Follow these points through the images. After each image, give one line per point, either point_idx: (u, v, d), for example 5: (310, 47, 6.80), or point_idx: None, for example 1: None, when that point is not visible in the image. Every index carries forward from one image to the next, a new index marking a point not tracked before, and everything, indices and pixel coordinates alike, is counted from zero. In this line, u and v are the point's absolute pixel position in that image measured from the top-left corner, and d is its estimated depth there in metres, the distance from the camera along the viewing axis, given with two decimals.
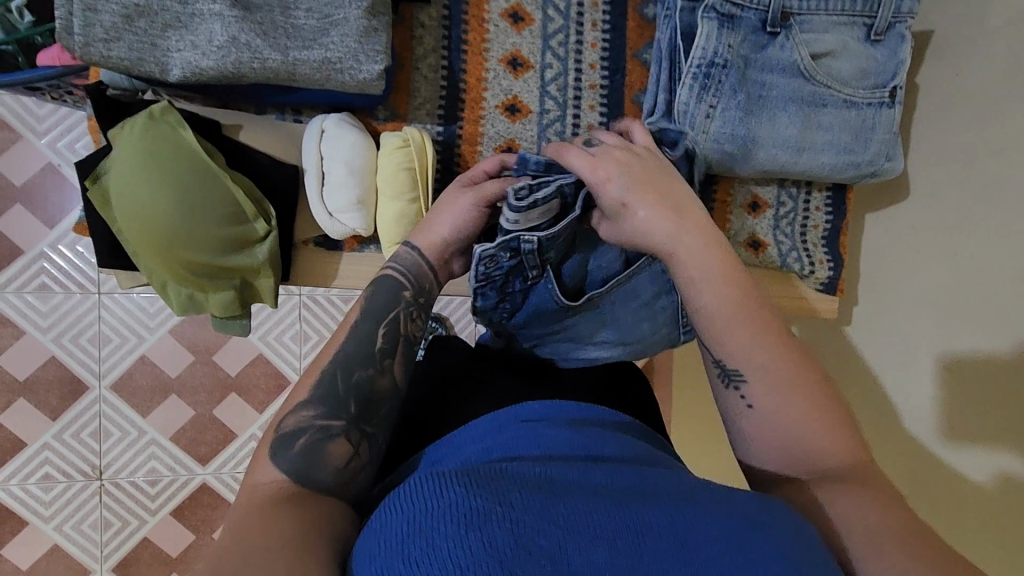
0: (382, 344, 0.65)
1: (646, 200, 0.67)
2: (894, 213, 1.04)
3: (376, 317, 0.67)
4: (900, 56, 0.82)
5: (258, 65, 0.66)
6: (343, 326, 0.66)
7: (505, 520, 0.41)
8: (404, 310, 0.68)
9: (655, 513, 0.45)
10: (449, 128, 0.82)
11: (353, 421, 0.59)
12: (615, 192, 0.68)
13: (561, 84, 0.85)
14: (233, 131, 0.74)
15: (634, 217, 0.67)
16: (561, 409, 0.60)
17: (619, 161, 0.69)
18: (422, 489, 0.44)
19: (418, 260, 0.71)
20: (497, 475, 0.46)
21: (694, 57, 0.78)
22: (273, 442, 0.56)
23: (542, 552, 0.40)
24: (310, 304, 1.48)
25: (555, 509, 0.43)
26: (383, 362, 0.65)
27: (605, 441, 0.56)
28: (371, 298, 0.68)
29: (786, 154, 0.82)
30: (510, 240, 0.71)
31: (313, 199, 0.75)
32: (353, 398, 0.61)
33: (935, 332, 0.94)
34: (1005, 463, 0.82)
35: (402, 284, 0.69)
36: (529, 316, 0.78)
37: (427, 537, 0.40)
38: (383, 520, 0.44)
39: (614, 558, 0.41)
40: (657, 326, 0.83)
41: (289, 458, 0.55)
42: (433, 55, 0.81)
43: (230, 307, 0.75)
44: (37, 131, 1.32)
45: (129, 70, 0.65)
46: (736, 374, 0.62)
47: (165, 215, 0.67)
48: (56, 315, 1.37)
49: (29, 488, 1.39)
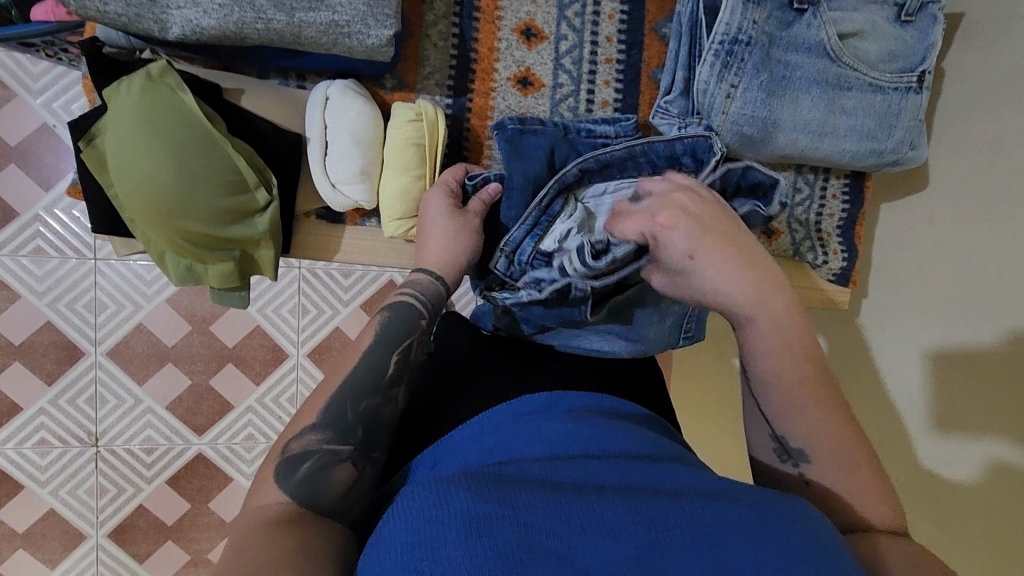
0: (393, 372, 0.63)
1: (714, 252, 0.61)
2: (910, 203, 1.02)
3: (388, 344, 0.63)
4: (931, 39, 0.79)
5: (261, 26, 0.62)
6: (356, 349, 0.63)
7: (514, 524, 0.41)
8: (417, 339, 0.66)
9: (668, 507, 0.45)
10: (458, 100, 0.79)
11: (358, 450, 0.58)
12: (680, 245, 0.62)
13: (575, 58, 0.81)
14: (234, 96, 0.70)
15: (702, 271, 0.62)
16: (562, 400, 0.61)
17: (679, 208, 0.64)
18: (428, 497, 0.44)
19: (439, 290, 0.69)
20: (499, 479, 0.46)
21: (718, 33, 0.75)
22: (278, 464, 0.55)
23: (551, 552, 0.40)
24: (310, 277, 1.46)
25: (564, 509, 0.43)
26: (391, 392, 0.62)
27: (612, 434, 0.55)
28: (386, 324, 0.64)
29: (807, 139, 0.79)
30: (563, 286, 0.70)
31: (315, 169, 0.73)
32: (361, 426, 0.59)
33: (945, 327, 0.93)
34: (1006, 457, 0.83)
35: (418, 313, 0.66)
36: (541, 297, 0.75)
37: (434, 547, 0.39)
38: (388, 528, 0.43)
39: (626, 552, 0.41)
40: (666, 325, 0.80)
41: (293, 483, 0.53)
42: (443, 22, 0.77)
43: (229, 278, 0.73)
44: (31, 89, 1.28)
45: (126, 27, 0.61)
46: (799, 454, 0.60)
47: (164, 183, 0.64)
48: (52, 279, 1.35)
49: (25, 452, 1.39)
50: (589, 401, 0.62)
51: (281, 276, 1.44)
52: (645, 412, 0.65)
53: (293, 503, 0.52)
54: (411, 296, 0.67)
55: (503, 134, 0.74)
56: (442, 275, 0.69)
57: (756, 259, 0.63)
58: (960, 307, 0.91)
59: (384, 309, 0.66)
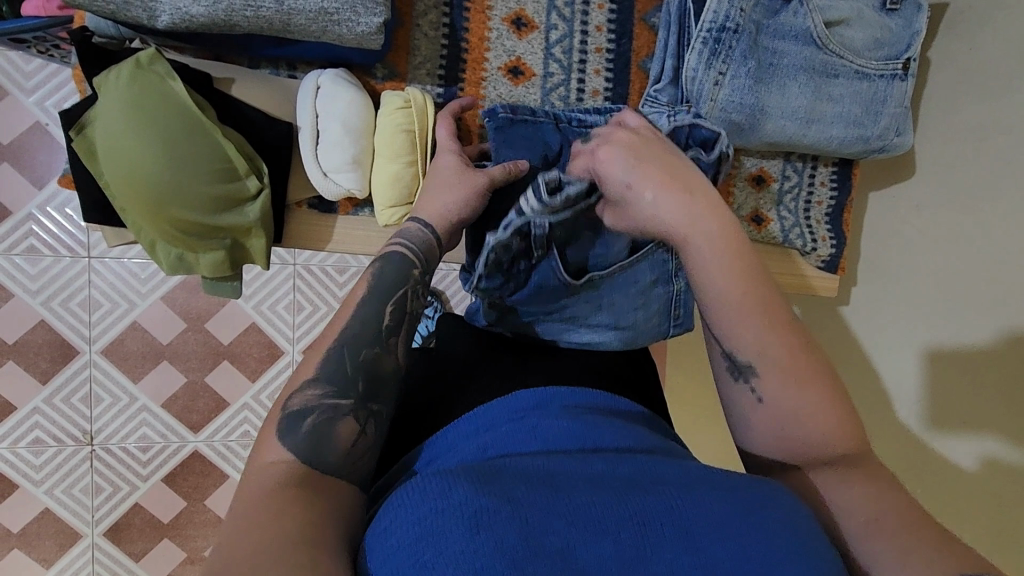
0: (388, 322, 0.62)
1: (650, 179, 0.63)
2: (897, 191, 1.03)
3: (383, 294, 0.63)
4: (916, 27, 0.80)
5: (251, 13, 0.63)
6: (349, 302, 0.62)
7: (513, 519, 0.42)
8: (411, 290, 0.65)
9: (653, 502, 0.45)
10: (449, 90, 0.79)
11: (360, 401, 0.57)
12: (618, 175, 0.64)
13: (565, 47, 0.82)
14: (225, 85, 0.71)
15: (641, 198, 0.63)
16: (554, 396, 0.62)
17: (616, 143, 0.66)
18: (429, 488, 0.44)
19: (429, 238, 0.67)
20: (496, 472, 0.47)
21: (705, 21, 0.75)
22: (281, 419, 0.54)
23: (551, 550, 0.41)
24: (304, 273, 1.46)
25: (560, 506, 0.44)
26: (390, 341, 0.62)
27: (605, 431, 0.56)
28: (379, 274, 0.64)
29: (795, 126, 0.79)
30: (523, 224, 0.72)
31: (306, 157, 0.73)
32: (362, 379, 0.58)
33: (935, 315, 0.94)
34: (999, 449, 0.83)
35: (410, 262, 0.65)
36: (529, 293, 0.77)
37: (438, 540, 0.40)
38: (391, 519, 0.44)
39: (618, 552, 0.42)
40: (652, 313, 0.83)
41: (295, 439, 0.53)
42: (433, 12, 0.78)
43: (220, 267, 0.73)
44: (24, 87, 1.28)
45: (115, 15, 0.62)
46: (747, 367, 0.59)
47: (153, 170, 0.65)
48: (45, 278, 1.35)
49: (19, 451, 1.38)
50: (586, 398, 0.64)
51: (276, 272, 1.44)
52: (642, 410, 0.67)
53: (298, 462, 0.52)
54: (403, 247, 0.66)
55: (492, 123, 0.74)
56: (432, 224, 0.67)
57: (694, 186, 0.63)
58: (950, 296, 0.92)
59: (377, 261, 0.65)
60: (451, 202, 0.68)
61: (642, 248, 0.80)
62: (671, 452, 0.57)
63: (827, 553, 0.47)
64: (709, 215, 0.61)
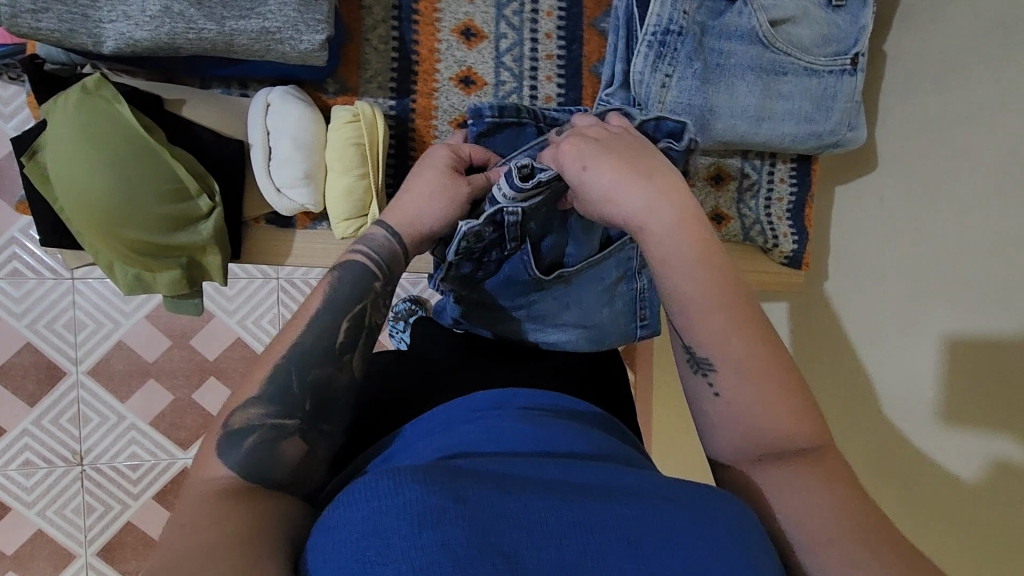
0: (343, 338, 0.61)
1: (607, 164, 0.61)
2: (862, 184, 1.04)
3: (340, 309, 0.62)
4: (863, 22, 0.81)
5: (193, 36, 0.63)
6: (303, 314, 0.61)
7: (460, 519, 0.42)
8: (370, 303, 0.64)
9: (603, 510, 0.45)
10: (402, 102, 0.80)
11: (308, 421, 0.57)
12: (574, 160, 0.63)
13: (516, 55, 0.83)
14: (176, 107, 0.72)
15: (596, 180, 0.61)
16: (512, 398, 0.62)
17: (577, 134, 0.66)
18: (379, 486, 0.44)
19: (393, 246, 0.66)
20: (452, 472, 0.46)
21: (650, 24, 0.76)
22: (219, 439, 0.53)
23: (496, 551, 0.41)
24: (288, 287, 1.47)
25: (509, 506, 0.44)
26: (344, 357, 0.61)
27: (558, 433, 0.56)
28: (336, 288, 0.63)
29: (745, 124, 0.80)
30: (495, 213, 0.69)
31: (259, 174, 0.74)
32: (309, 398, 0.58)
33: (904, 306, 0.94)
34: (968, 438, 0.83)
35: (372, 273, 0.65)
36: (499, 284, 0.77)
37: (383, 540, 0.41)
38: (340, 516, 0.43)
39: (563, 557, 0.42)
40: (617, 312, 0.82)
41: (238, 456, 0.53)
42: (382, 26, 0.78)
43: (177, 285, 0.74)
44: (2, 114, 1.28)
45: (61, 42, 0.63)
46: (706, 362, 0.58)
47: (103, 194, 0.65)
48: (30, 301, 1.36)
49: (11, 473, 1.39)
50: (538, 398, 0.64)
51: (259, 286, 1.46)
52: (600, 413, 0.67)
53: (243, 480, 0.52)
54: (365, 256, 0.65)
55: (477, 125, 0.75)
56: (398, 232, 0.67)
57: (652, 171, 0.61)
58: (916, 286, 0.92)
59: (335, 270, 0.64)
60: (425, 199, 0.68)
61: (614, 244, 0.80)
62: (618, 457, 0.57)
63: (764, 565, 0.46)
64: (667, 201, 0.59)
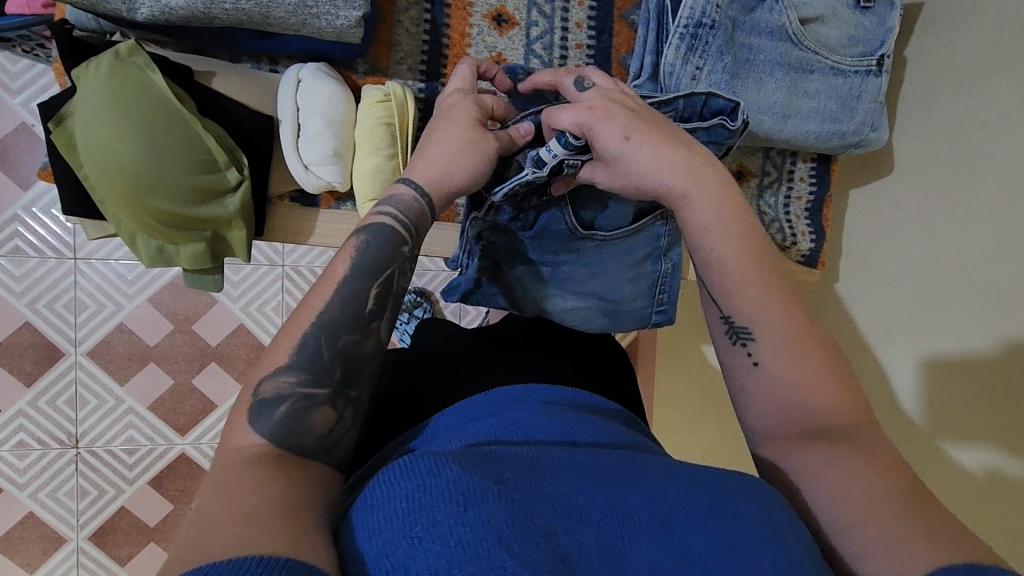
0: (371, 306, 0.57)
1: (651, 136, 0.60)
2: (876, 187, 1.05)
3: (366, 274, 0.57)
4: (889, 23, 0.82)
5: (230, 6, 0.63)
6: (325, 283, 0.56)
7: (502, 498, 0.42)
8: (398, 269, 0.59)
9: (636, 496, 0.45)
10: (430, 85, 0.80)
11: (337, 388, 0.54)
12: (616, 129, 0.59)
13: (547, 43, 0.83)
14: (206, 78, 0.71)
15: (639, 153, 0.59)
16: (536, 391, 0.62)
17: (610, 100, 0.62)
18: (417, 467, 0.44)
19: (421, 205, 0.61)
20: (488, 456, 0.46)
21: (682, 17, 0.76)
22: (252, 406, 0.50)
23: (537, 530, 0.41)
24: (293, 275, 1.47)
25: (546, 491, 0.44)
26: (370, 326, 0.56)
27: (582, 424, 0.56)
28: (365, 250, 0.58)
29: (771, 120, 0.81)
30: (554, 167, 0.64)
31: (288, 152, 0.74)
32: (339, 366, 0.54)
33: (916, 310, 0.95)
34: (979, 442, 0.84)
35: (399, 238, 0.60)
36: (535, 235, 0.75)
37: (427, 515, 0.40)
38: (380, 495, 0.43)
39: (600, 540, 0.42)
40: (638, 290, 0.81)
41: (270, 424, 0.49)
42: (415, 8, 0.78)
43: (200, 259, 0.74)
44: (10, 89, 1.27)
45: (93, 7, 0.62)
46: (744, 331, 0.58)
47: (133, 161, 0.65)
48: (31, 280, 1.34)
49: (3, 454, 1.37)
50: (562, 394, 0.63)
51: (264, 273, 1.45)
52: (620, 408, 0.66)
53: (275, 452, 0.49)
54: (391, 217, 0.60)
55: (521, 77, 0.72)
56: (428, 193, 0.61)
57: (691, 145, 0.61)
58: (931, 289, 0.92)
59: (359, 235, 0.59)
60: (448, 152, 0.61)
61: (646, 217, 0.77)
62: (643, 446, 0.57)
63: (801, 551, 0.46)
64: (709, 167, 0.60)
